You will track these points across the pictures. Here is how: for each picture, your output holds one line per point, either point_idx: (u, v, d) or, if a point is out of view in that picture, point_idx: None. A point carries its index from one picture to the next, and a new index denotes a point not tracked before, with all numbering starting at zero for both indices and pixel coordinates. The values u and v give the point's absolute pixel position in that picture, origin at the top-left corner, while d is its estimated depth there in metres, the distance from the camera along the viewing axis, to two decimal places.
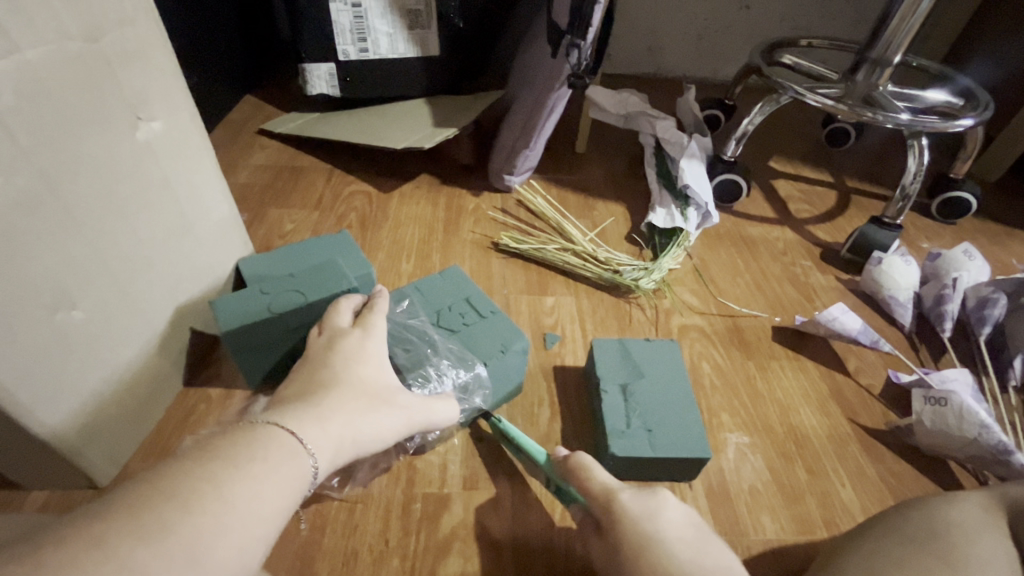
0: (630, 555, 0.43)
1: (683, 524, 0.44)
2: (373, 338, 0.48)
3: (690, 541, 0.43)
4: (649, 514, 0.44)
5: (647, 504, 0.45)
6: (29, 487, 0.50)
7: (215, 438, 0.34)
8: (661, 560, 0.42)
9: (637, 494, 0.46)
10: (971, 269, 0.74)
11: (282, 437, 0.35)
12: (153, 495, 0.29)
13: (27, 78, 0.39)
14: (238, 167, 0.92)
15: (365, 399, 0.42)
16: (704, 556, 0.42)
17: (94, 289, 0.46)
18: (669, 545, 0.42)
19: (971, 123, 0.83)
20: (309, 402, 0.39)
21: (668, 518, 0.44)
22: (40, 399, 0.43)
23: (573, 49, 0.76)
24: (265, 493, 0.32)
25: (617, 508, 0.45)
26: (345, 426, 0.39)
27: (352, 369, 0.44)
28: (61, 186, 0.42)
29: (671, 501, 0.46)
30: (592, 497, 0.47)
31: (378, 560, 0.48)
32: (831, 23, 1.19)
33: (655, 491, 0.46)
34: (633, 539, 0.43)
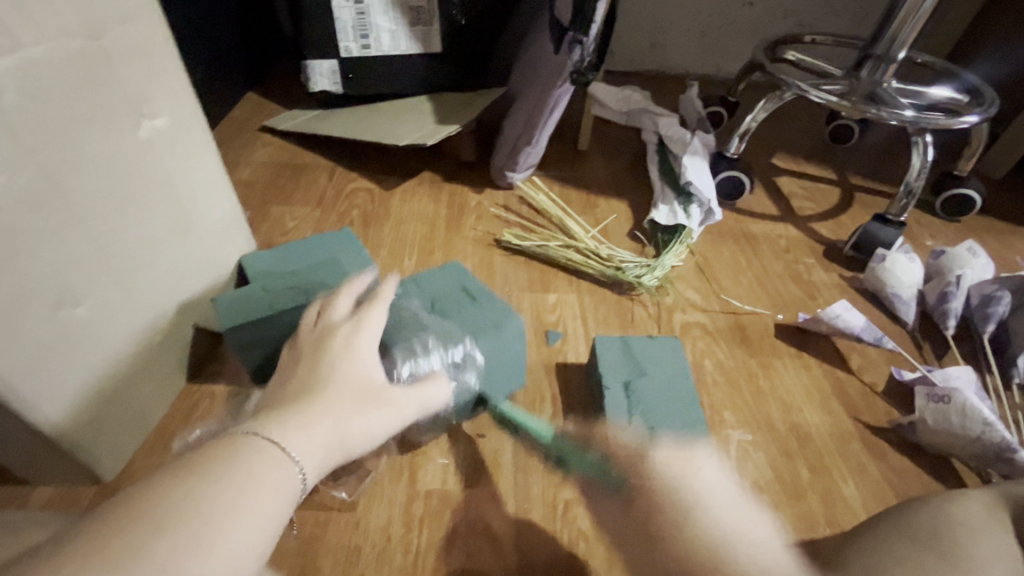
0: (669, 516, 0.44)
1: (719, 490, 0.46)
2: (365, 332, 0.44)
3: (725, 505, 0.45)
4: (685, 474, 0.47)
5: (686, 467, 0.48)
6: (33, 483, 0.51)
7: (192, 452, 0.31)
8: (691, 517, 0.43)
9: (677, 454, 0.50)
10: (975, 267, 0.74)
11: (266, 446, 0.32)
12: (127, 516, 0.26)
13: (30, 75, 0.39)
14: (241, 164, 0.92)
15: (354, 401, 0.38)
16: (740, 524, 0.43)
17: (97, 286, 0.46)
18: (703, 501, 0.44)
19: (976, 119, 0.82)
20: (294, 406, 0.36)
21: (704, 486, 0.46)
22: (43, 396, 0.43)
23: (577, 44, 0.77)
24: (252, 506, 0.29)
25: (660, 469, 0.48)
26: (333, 432, 0.36)
27: (339, 369, 0.40)
28: (65, 184, 0.43)
29: (703, 466, 0.49)
30: (645, 468, 0.49)
31: (381, 556, 0.49)
32: (836, 19, 1.18)
33: (691, 455, 0.50)
34: (666, 499, 0.45)
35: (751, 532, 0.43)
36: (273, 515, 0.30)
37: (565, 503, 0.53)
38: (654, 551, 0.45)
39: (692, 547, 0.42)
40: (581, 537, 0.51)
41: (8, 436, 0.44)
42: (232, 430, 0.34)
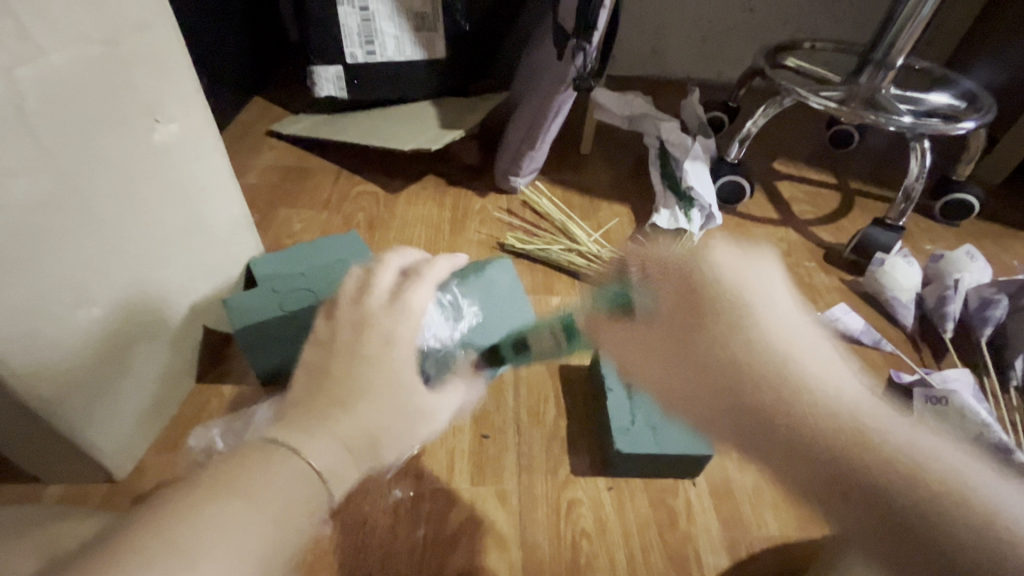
0: (720, 319, 0.35)
1: (780, 293, 0.36)
2: (409, 323, 0.37)
3: (798, 329, 0.34)
4: (738, 282, 0.36)
5: (749, 271, 0.36)
6: (46, 481, 0.52)
7: (216, 470, 0.28)
8: (749, 329, 0.34)
9: (736, 256, 0.37)
10: (973, 270, 0.75)
11: (294, 469, 0.29)
12: (148, 544, 0.24)
13: (51, 82, 0.40)
14: (248, 167, 0.94)
15: (393, 411, 0.34)
16: (812, 350, 0.34)
17: (112, 287, 0.47)
18: (768, 320, 0.34)
19: (973, 126, 0.84)
20: (327, 418, 0.31)
21: (768, 300, 0.35)
22: (58, 395, 0.44)
23: (580, 52, 0.78)
24: (280, 538, 0.27)
25: (701, 276, 0.37)
26: (368, 449, 0.32)
27: (378, 376, 0.34)
28: (83, 188, 0.44)
29: (775, 268, 0.37)
30: (670, 275, 0.39)
31: (388, 553, 0.50)
32: (835, 26, 1.20)
33: (754, 256, 0.37)
34: (722, 305, 0.35)
35: (824, 348, 0.34)
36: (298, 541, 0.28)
37: (569, 502, 0.54)
38: (686, 362, 0.37)
39: (754, 358, 0.34)
40: (585, 536, 0.52)
41: (24, 433, 0.45)
42: (257, 440, 0.30)
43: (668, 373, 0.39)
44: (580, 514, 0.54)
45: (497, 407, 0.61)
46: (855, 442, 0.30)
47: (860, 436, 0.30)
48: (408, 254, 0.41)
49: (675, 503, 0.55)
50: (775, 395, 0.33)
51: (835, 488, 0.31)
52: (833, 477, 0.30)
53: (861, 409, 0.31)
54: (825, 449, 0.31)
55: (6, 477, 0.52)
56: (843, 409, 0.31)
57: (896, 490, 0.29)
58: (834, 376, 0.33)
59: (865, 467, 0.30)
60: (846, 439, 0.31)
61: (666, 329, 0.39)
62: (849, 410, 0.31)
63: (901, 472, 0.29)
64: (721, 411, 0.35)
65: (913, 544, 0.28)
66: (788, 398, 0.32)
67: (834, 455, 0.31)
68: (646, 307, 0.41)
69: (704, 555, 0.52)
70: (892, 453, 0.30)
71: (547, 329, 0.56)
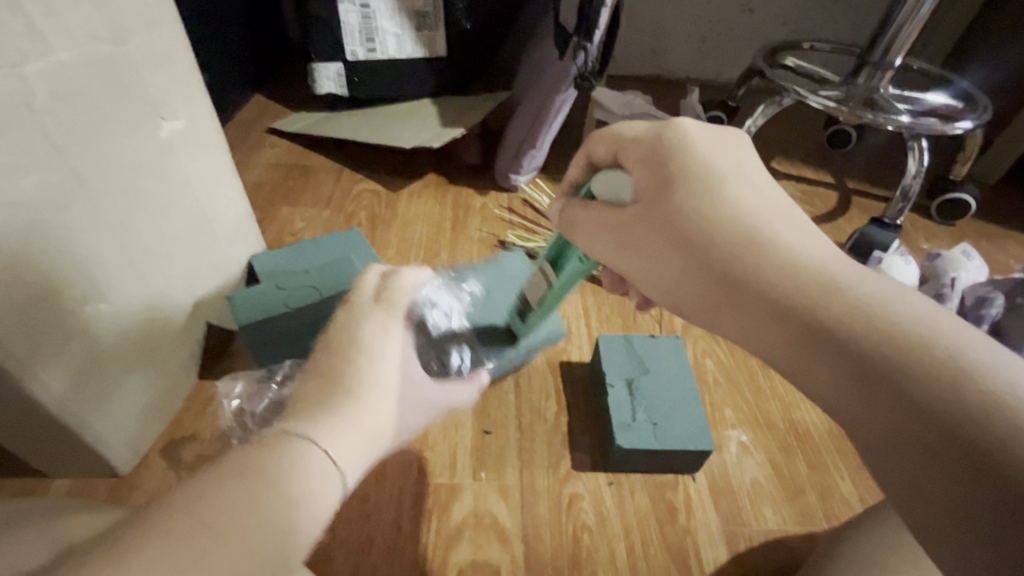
0: (683, 181, 0.37)
1: (751, 171, 0.37)
2: (395, 315, 0.40)
3: (765, 198, 0.36)
4: (709, 157, 0.38)
5: (716, 148, 0.38)
6: (52, 475, 0.52)
7: (241, 457, 0.32)
8: (710, 190, 0.36)
9: (703, 133, 0.39)
10: (969, 269, 0.76)
11: (313, 458, 0.33)
12: (177, 528, 0.27)
13: (59, 80, 0.40)
14: (249, 165, 0.94)
15: (393, 401, 0.37)
16: (778, 217, 0.35)
17: (119, 284, 0.48)
18: (733, 187, 0.36)
19: (970, 126, 0.84)
20: (337, 414, 0.35)
21: (737, 174, 0.37)
22: (66, 390, 0.45)
23: (580, 51, 0.79)
24: (302, 521, 0.31)
25: (672, 147, 0.38)
26: (375, 439, 0.36)
27: (382, 369, 0.37)
28: (91, 184, 0.44)
29: (748, 152, 0.39)
30: (637, 149, 0.40)
31: (392, 546, 0.50)
32: (834, 26, 1.20)
33: (726, 137, 0.39)
34: (685, 170, 0.37)
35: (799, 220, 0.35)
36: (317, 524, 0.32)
37: (570, 497, 0.55)
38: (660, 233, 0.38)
39: (719, 216, 0.35)
40: (586, 530, 0.53)
41: (30, 428, 0.46)
42: (275, 433, 0.34)
43: (643, 254, 0.39)
44: (582, 508, 0.54)
45: (498, 403, 0.62)
46: (822, 290, 0.31)
47: (829, 285, 0.31)
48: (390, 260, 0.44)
49: (675, 498, 0.56)
50: (742, 243, 0.34)
51: (805, 335, 0.30)
52: (802, 324, 0.30)
53: (829, 266, 0.32)
54: (792, 299, 0.31)
55: (11, 472, 0.52)
56: (809, 263, 0.32)
57: (861, 328, 0.28)
58: (801, 240, 0.34)
59: (829, 314, 0.30)
60: (813, 285, 0.31)
61: (641, 205, 0.39)
62: (820, 265, 0.32)
63: (875, 316, 0.28)
64: (695, 275, 0.36)
65: (889, 388, 0.26)
66: (754, 254, 0.34)
67: (803, 302, 0.31)
68: (618, 190, 0.41)
69: (703, 548, 0.53)
70: (863, 297, 0.30)
71: (537, 274, 0.54)
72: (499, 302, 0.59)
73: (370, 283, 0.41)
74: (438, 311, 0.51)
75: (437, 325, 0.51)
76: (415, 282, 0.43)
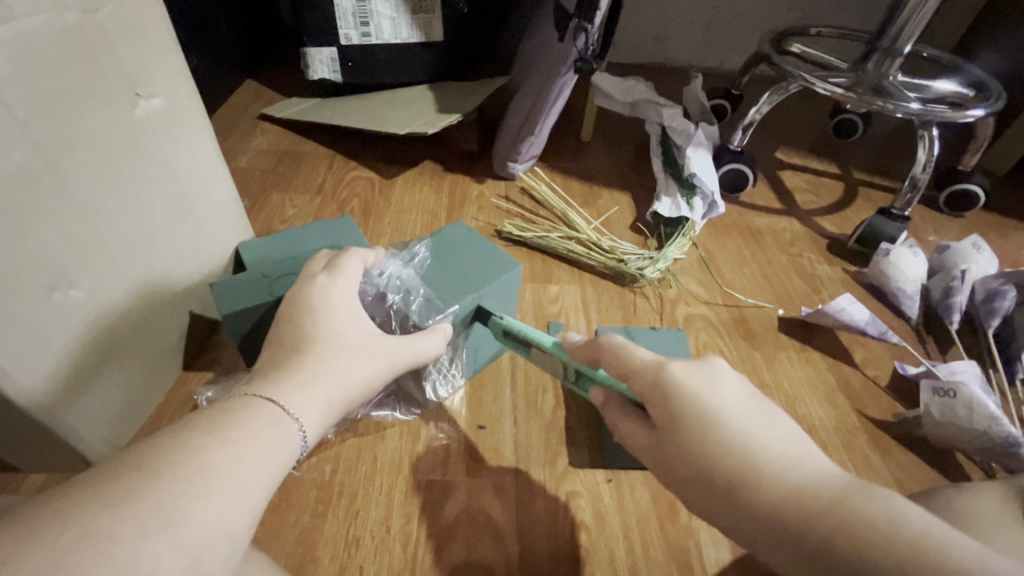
0: (682, 428, 0.34)
1: (734, 396, 0.34)
2: (342, 281, 0.45)
3: (758, 422, 0.33)
4: (708, 389, 0.34)
5: (704, 373, 0.35)
6: (26, 471, 0.50)
7: (193, 412, 0.33)
8: (707, 434, 0.33)
9: (689, 363, 0.35)
10: (980, 262, 0.73)
11: (265, 407, 0.35)
12: (119, 470, 0.28)
13: (24, 48, 0.38)
14: (239, 151, 0.91)
15: (344, 352, 0.40)
16: (770, 428, 0.33)
17: (92, 270, 0.45)
18: (726, 422, 0.33)
19: (982, 113, 0.81)
20: (288, 368, 0.38)
21: (728, 393, 0.34)
22: (33, 381, 0.42)
23: (581, 32, 0.75)
24: (263, 468, 0.32)
25: (668, 384, 0.35)
26: (330, 387, 0.38)
27: (325, 326, 0.41)
28: (61, 163, 0.41)
29: (726, 371, 0.35)
30: (634, 378, 0.37)
31: (380, 547, 0.48)
32: (842, 13, 1.17)
33: (710, 360, 0.36)
34: (683, 413, 0.34)
35: (791, 443, 0.32)
36: (272, 468, 0.32)
37: (568, 494, 0.53)
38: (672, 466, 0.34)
39: (717, 458, 0.32)
40: (584, 529, 0.51)
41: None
42: (231, 396, 0.36)
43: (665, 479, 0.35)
44: (580, 507, 0.52)
45: (493, 397, 0.60)
46: (828, 514, 0.28)
47: (838, 516, 0.28)
48: (330, 253, 0.49)
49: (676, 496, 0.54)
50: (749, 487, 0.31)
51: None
52: (805, 556, 0.29)
53: (827, 483, 0.30)
54: (796, 527, 0.29)
55: None
56: (812, 484, 0.30)
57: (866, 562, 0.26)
58: (802, 460, 0.31)
59: (830, 539, 0.28)
60: (820, 513, 0.29)
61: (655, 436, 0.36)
62: (822, 484, 0.30)
63: (882, 540, 0.27)
64: (712, 504, 0.32)
65: None
66: (759, 483, 0.31)
67: (807, 532, 0.29)
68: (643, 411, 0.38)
69: (705, 549, 0.51)
70: (868, 520, 0.28)
71: (556, 361, 0.50)
72: (457, 265, 0.58)
73: (322, 262, 0.48)
74: (391, 272, 0.53)
75: (393, 284, 0.53)
76: (361, 259, 0.48)
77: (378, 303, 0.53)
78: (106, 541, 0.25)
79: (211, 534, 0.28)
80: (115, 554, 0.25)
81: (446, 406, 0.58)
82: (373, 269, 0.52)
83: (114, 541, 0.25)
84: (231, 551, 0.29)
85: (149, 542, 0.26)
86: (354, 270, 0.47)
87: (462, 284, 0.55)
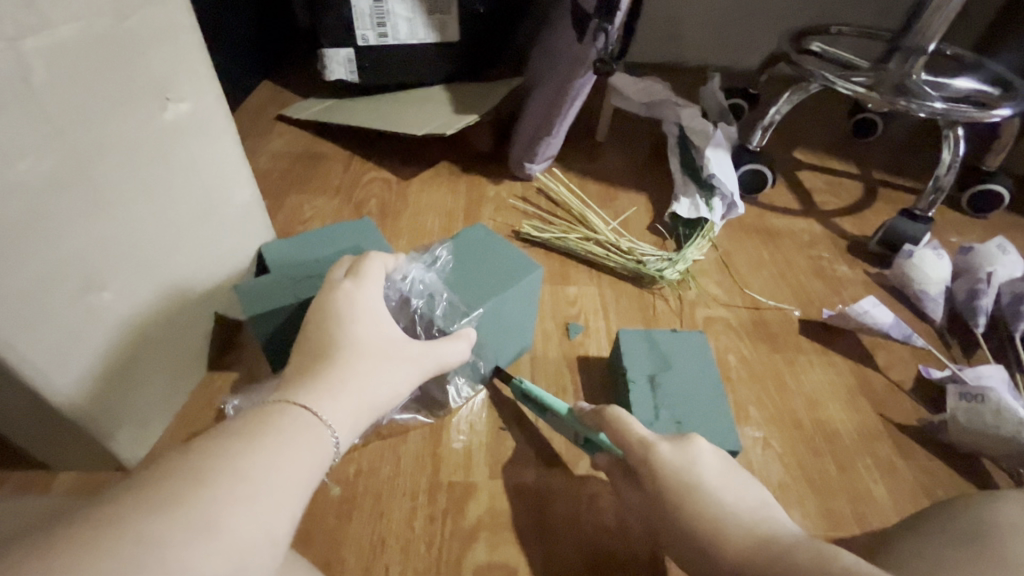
0: (675, 500, 0.43)
1: (709, 470, 0.44)
2: (366, 286, 0.45)
3: (729, 488, 0.43)
4: (688, 466, 0.44)
5: (685, 452, 0.45)
6: (58, 468, 0.51)
7: (227, 420, 0.34)
8: (693, 498, 0.42)
9: (673, 445, 0.45)
10: (1006, 264, 0.72)
11: (295, 414, 0.35)
12: (159, 478, 0.28)
13: (59, 55, 0.38)
14: (257, 152, 0.92)
15: (371, 358, 0.41)
16: (738, 493, 0.43)
17: (123, 271, 0.46)
18: (706, 490, 0.43)
19: (1009, 113, 0.80)
20: (316, 374, 0.38)
21: (708, 464, 0.44)
22: (63, 380, 0.42)
23: (601, 33, 0.76)
24: (298, 475, 0.32)
25: (655, 460, 0.45)
26: (359, 393, 0.39)
27: (349, 332, 0.41)
28: (92, 168, 0.42)
29: (704, 449, 0.45)
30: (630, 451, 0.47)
31: (405, 547, 0.48)
32: (861, 10, 1.16)
33: (692, 436, 0.46)
34: (674, 484, 0.43)
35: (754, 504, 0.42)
36: (306, 475, 0.33)
37: (589, 497, 0.53)
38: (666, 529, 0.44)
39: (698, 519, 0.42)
40: (606, 532, 0.51)
41: (34, 419, 0.44)
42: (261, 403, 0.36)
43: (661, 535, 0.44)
44: (602, 509, 0.52)
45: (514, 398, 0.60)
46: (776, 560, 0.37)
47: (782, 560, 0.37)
48: (351, 258, 0.50)
49: None
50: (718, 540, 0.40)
51: None
52: None
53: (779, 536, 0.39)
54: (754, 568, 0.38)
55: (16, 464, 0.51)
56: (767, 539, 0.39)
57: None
58: (767, 513, 0.41)
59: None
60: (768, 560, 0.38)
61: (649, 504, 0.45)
62: (779, 538, 0.39)
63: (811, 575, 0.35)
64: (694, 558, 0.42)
65: None
66: (727, 537, 0.40)
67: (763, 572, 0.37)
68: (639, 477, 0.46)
69: None
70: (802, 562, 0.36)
71: (569, 426, 0.54)
72: (480, 269, 0.58)
73: (344, 266, 0.48)
74: (414, 277, 0.54)
75: (415, 289, 0.54)
76: (382, 263, 0.49)
77: (403, 308, 0.54)
78: (151, 549, 0.25)
79: (251, 541, 0.28)
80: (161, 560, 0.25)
81: (467, 408, 0.59)
82: (396, 274, 0.52)
83: (161, 549, 0.25)
84: (270, 557, 0.29)
85: (195, 548, 0.26)
86: (376, 274, 0.47)
87: (483, 288, 0.56)
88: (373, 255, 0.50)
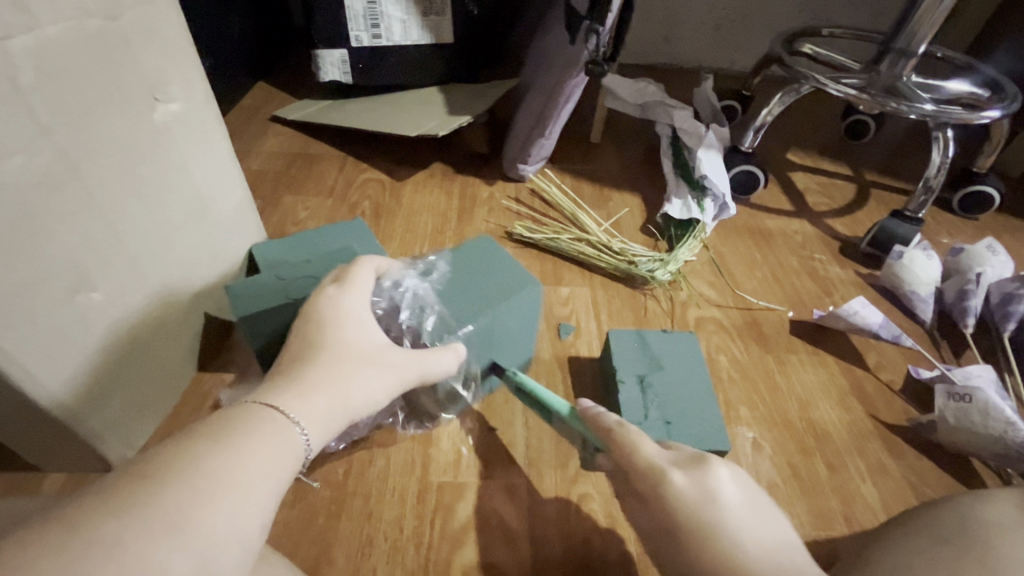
0: (690, 536, 0.40)
1: (735, 508, 0.41)
2: (351, 292, 0.46)
3: (752, 526, 0.40)
4: (705, 499, 0.41)
5: (704, 485, 0.42)
6: (46, 470, 0.51)
7: (202, 420, 0.34)
8: (711, 536, 0.39)
9: (690, 473, 0.42)
10: (995, 265, 0.72)
11: (268, 413, 0.35)
12: (128, 480, 0.28)
13: (46, 56, 0.38)
14: (251, 154, 0.92)
15: (350, 363, 0.41)
16: (765, 535, 0.39)
17: (112, 272, 0.46)
18: (726, 529, 0.39)
19: (998, 115, 0.80)
20: (292, 376, 0.38)
21: (728, 497, 0.41)
22: (51, 381, 0.42)
23: (592, 34, 0.75)
24: (270, 475, 0.32)
25: (663, 486, 0.42)
26: (334, 395, 0.38)
27: (328, 335, 0.42)
28: (84, 170, 0.42)
29: (725, 480, 0.42)
30: (639, 475, 0.44)
31: (394, 548, 0.48)
32: (853, 13, 1.17)
33: (708, 462, 0.43)
34: (689, 522, 0.40)
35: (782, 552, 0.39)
36: (278, 475, 0.33)
37: (579, 497, 0.53)
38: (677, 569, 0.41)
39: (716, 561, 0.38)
40: (596, 533, 0.51)
41: (20, 420, 0.44)
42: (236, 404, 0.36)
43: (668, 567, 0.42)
44: (592, 511, 0.52)
45: (505, 400, 0.60)
46: None
47: None
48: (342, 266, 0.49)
49: None
50: None
51: None
52: None
53: None
54: None
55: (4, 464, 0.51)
56: None
57: None
58: (790, 559, 0.39)
59: None
60: None
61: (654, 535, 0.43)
62: None
63: None
64: None
65: None
66: None
67: None
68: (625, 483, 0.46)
69: None
70: None
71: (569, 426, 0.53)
72: (475, 282, 0.57)
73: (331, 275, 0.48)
74: (406, 285, 0.53)
75: (406, 299, 0.53)
76: (370, 269, 0.49)
77: (390, 317, 0.53)
78: (113, 548, 0.25)
79: (218, 540, 0.28)
80: (125, 561, 0.25)
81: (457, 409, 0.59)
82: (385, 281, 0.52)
83: (124, 548, 0.25)
84: (241, 556, 0.29)
85: (161, 549, 0.26)
86: (362, 284, 0.47)
87: (476, 301, 0.55)
88: (363, 261, 0.49)
